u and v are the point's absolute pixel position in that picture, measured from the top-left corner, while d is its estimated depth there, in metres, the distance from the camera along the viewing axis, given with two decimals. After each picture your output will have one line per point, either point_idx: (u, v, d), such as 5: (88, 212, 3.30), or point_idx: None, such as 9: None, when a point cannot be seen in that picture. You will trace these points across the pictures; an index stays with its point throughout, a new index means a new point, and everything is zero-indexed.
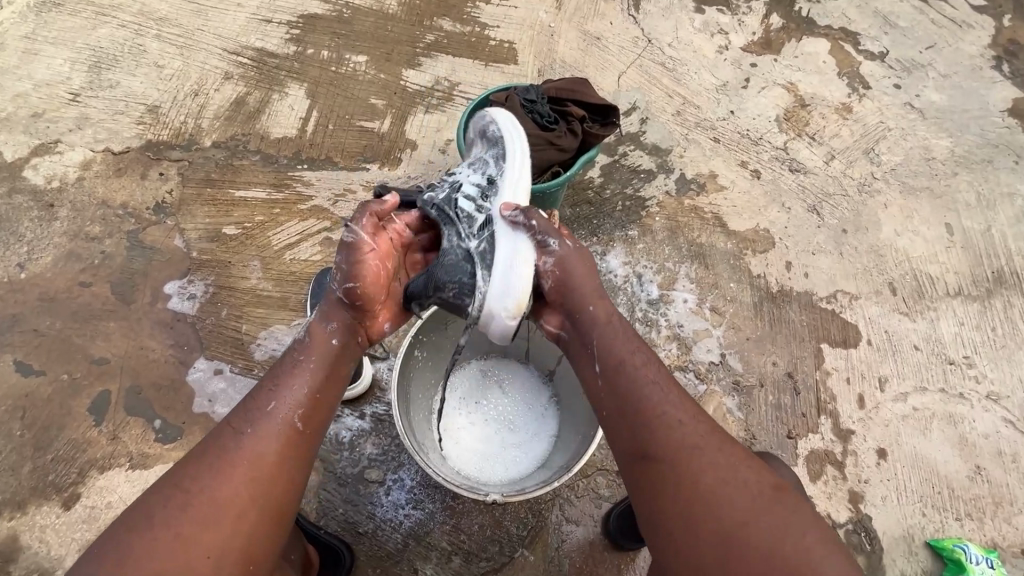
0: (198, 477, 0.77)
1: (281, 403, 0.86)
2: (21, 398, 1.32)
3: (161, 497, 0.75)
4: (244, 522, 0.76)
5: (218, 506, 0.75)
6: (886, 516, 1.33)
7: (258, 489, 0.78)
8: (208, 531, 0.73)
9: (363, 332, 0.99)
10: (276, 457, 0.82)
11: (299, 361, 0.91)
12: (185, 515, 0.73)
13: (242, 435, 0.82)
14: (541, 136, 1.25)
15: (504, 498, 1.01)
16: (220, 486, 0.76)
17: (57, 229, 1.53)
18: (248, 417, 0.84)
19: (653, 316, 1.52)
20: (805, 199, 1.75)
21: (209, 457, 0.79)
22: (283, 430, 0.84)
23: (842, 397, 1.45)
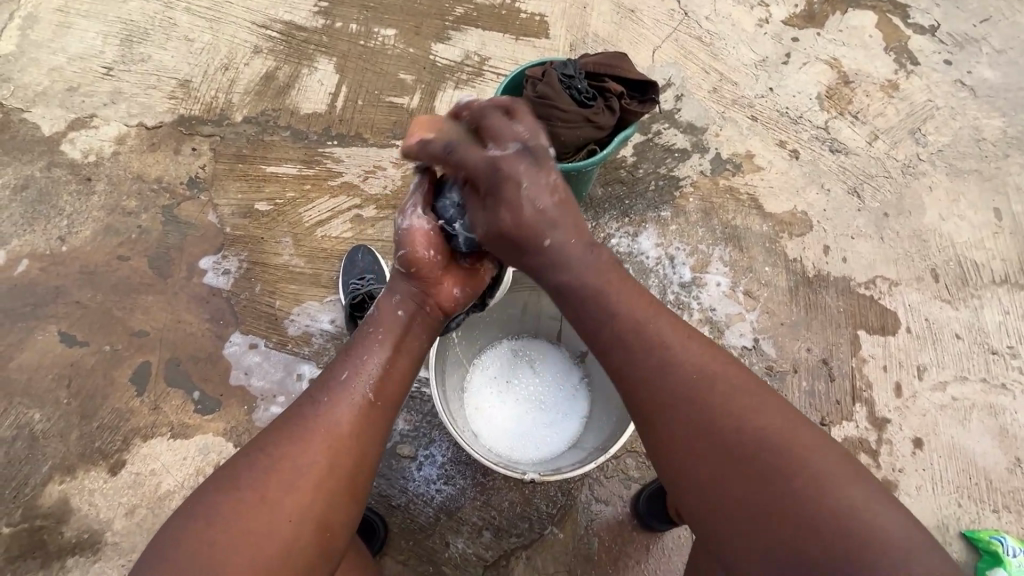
0: (279, 441, 0.74)
1: (356, 373, 0.82)
2: (67, 367, 1.36)
3: (242, 462, 0.72)
4: (321, 493, 0.72)
5: (295, 476, 0.71)
6: (921, 506, 1.30)
7: (336, 456, 0.74)
8: (287, 501, 0.69)
9: (431, 303, 0.94)
10: (349, 429, 0.77)
11: (373, 332, 0.88)
12: (266, 480, 0.70)
13: (319, 403, 0.78)
14: (578, 113, 1.22)
15: (541, 477, 1.00)
16: (297, 454, 0.73)
17: (96, 204, 1.56)
18: (322, 387, 0.80)
19: (685, 300, 1.50)
20: (846, 180, 1.69)
21: (290, 423, 0.76)
22: (355, 401, 0.79)
23: (878, 385, 1.42)
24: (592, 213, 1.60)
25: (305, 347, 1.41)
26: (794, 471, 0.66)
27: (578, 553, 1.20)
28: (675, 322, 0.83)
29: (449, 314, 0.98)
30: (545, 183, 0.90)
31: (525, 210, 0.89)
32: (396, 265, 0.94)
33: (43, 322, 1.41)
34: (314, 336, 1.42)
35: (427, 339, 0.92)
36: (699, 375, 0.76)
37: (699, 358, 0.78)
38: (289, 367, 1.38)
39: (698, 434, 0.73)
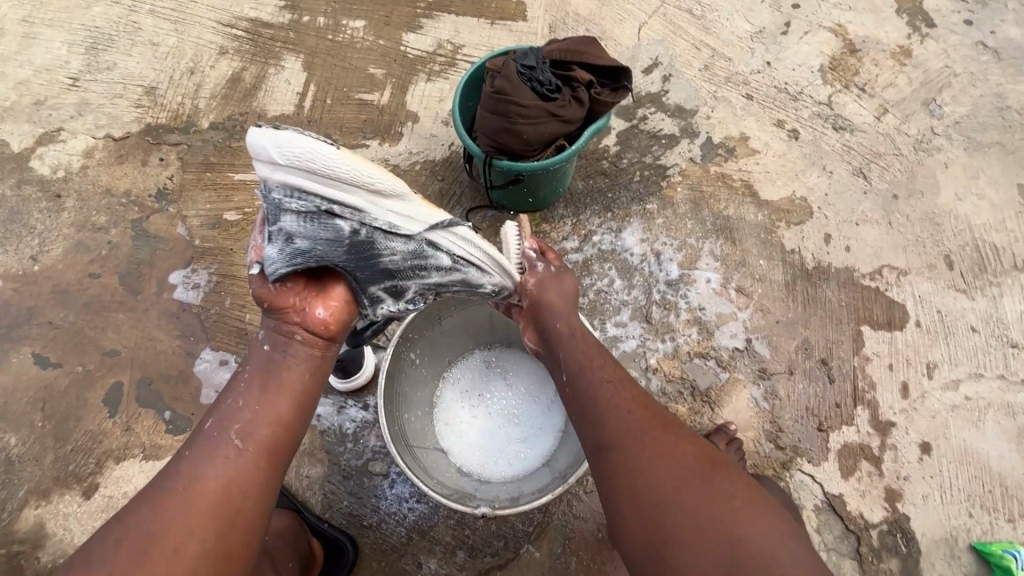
0: (138, 508, 0.74)
1: (228, 423, 0.82)
2: (41, 390, 1.35)
3: (101, 533, 0.73)
4: (178, 554, 0.71)
5: (155, 541, 0.71)
6: (928, 517, 1.21)
7: (199, 513, 0.74)
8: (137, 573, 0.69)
9: (298, 331, 0.90)
10: (215, 484, 0.77)
11: (242, 377, 0.87)
12: (121, 549, 0.70)
13: (184, 462, 0.79)
14: (540, 108, 1.12)
15: (493, 511, 0.95)
16: (154, 518, 0.73)
17: (66, 221, 1.54)
18: (191, 444, 0.81)
19: (672, 299, 1.40)
20: (851, 161, 1.56)
21: (155, 487, 0.77)
22: (221, 453, 0.79)
23: (883, 385, 1.31)
24: (572, 208, 1.50)
25: None
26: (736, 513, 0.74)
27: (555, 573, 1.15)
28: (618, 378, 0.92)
29: (328, 340, 0.93)
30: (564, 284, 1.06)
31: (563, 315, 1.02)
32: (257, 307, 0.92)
33: (17, 344, 1.40)
34: None
35: (301, 369, 0.89)
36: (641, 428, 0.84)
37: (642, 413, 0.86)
38: None
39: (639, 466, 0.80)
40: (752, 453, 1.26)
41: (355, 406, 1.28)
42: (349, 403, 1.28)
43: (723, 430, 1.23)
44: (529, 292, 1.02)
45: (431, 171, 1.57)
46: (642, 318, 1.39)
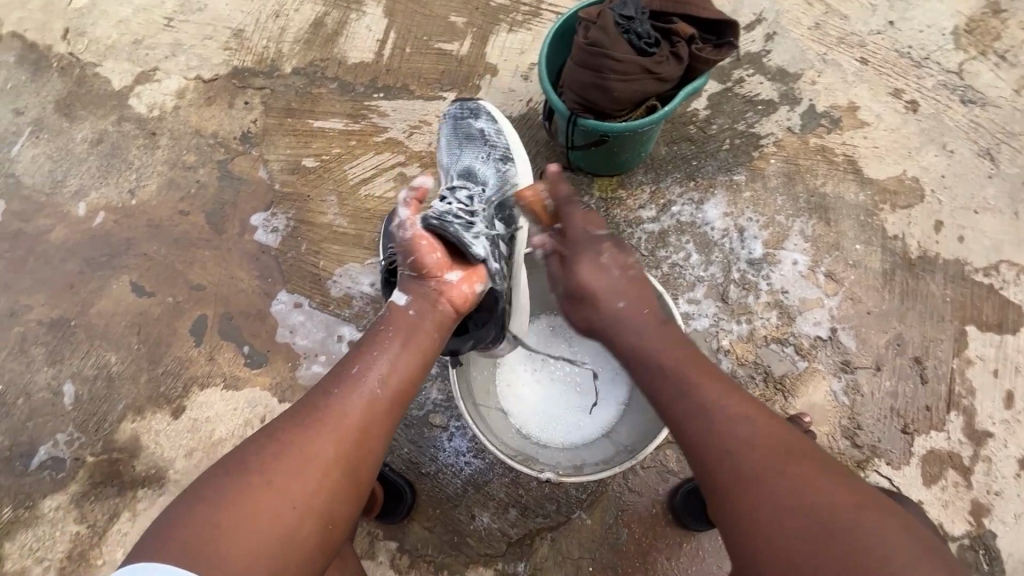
0: (289, 430, 0.75)
1: (374, 368, 0.81)
2: (137, 315, 1.46)
3: (257, 446, 0.73)
4: (321, 488, 0.72)
5: (302, 473, 0.71)
6: (1018, 537, 1.10)
7: (341, 449, 0.74)
8: (281, 504, 0.69)
9: (440, 297, 0.89)
10: (356, 429, 0.76)
11: (388, 328, 0.85)
12: (275, 464, 0.71)
13: (332, 395, 0.78)
14: (636, 64, 1.05)
15: (558, 478, 0.95)
16: (307, 444, 0.73)
17: (159, 158, 1.62)
18: (335, 384, 0.79)
19: (752, 278, 1.32)
20: (977, 140, 1.38)
21: (305, 411, 0.77)
22: (366, 394, 0.78)
23: (984, 392, 1.20)
24: (653, 174, 1.42)
25: (346, 309, 1.42)
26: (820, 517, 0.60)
27: (605, 542, 1.15)
28: (709, 373, 0.78)
29: (460, 313, 0.92)
30: (621, 263, 0.97)
31: (601, 287, 0.94)
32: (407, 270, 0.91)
33: (117, 272, 1.51)
34: (354, 299, 1.43)
35: (438, 331, 0.88)
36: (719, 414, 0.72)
37: (722, 398, 0.74)
38: (330, 327, 1.41)
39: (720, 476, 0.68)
40: (824, 448, 1.19)
41: None
42: None
43: (796, 421, 1.17)
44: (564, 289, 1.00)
45: None
46: (717, 297, 1.32)
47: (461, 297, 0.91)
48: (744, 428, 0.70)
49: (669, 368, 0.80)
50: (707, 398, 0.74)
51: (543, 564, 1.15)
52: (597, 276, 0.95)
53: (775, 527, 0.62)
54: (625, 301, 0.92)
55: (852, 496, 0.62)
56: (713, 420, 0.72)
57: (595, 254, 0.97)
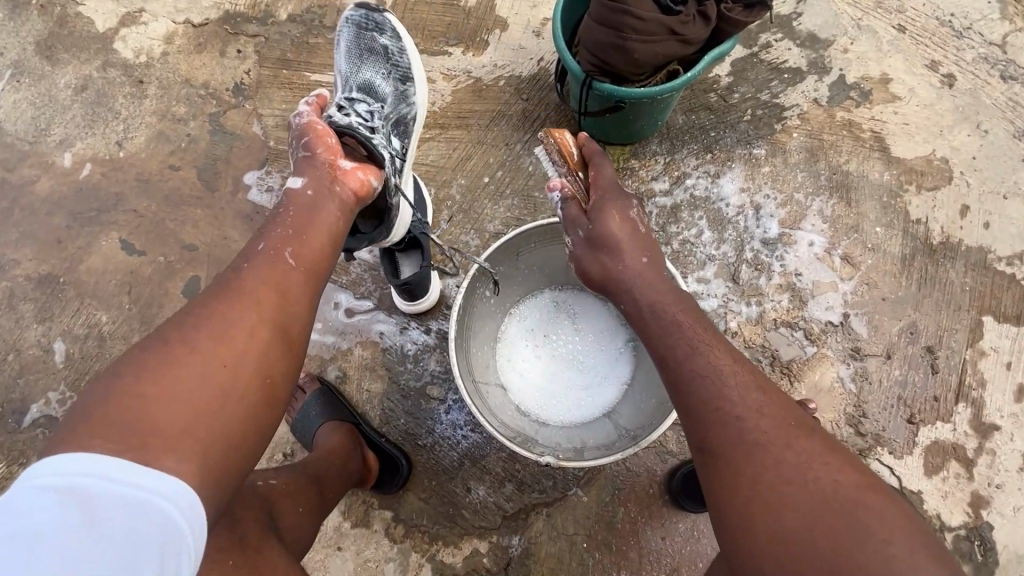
0: (200, 309, 0.72)
1: (278, 245, 0.80)
2: (128, 274, 1.41)
3: (169, 331, 0.70)
4: (247, 352, 0.71)
5: (223, 343, 0.70)
6: (1015, 530, 1.10)
7: (260, 311, 0.74)
8: (204, 367, 0.68)
9: (337, 181, 0.89)
10: (265, 298, 0.75)
11: (283, 213, 0.83)
12: (194, 336, 0.70)
13: (241, 270, 0.77)
14: (659, 23, 0.96)
15: (558, 463, 0.91)
16: (226, 315, 0.72)
17: (148, 108, 1.53)
18: (240, 263, 0.78)
19: (765, 259, 1.27)
20: (1014, 120, 1.30)
21: (217, 291, 0.74)
22: (276, 259, 0.78)
23: (995, 384, 1.17)
24: (668, 144, 1.34)
25: (342, 275, 1.35)
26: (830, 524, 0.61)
27: (600, 520, 1.14)
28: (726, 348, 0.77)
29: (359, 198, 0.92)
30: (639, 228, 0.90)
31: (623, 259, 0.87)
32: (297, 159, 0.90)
33: (106, 228, 1.46)
34: (351, 265, 1.35)
35: (339, 211, 0.87)
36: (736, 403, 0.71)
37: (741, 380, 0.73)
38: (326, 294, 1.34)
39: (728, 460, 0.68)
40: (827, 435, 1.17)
41: (418, 329, 1.30)
42: (412, 325, 1.30)
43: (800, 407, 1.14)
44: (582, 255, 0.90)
45: (516, 88, 1.43)
46: (727, 277, 1.27)
47: (356, 182, 0.91)
48: (761, 423, 0.69)
49: (683, 334, 0.78)
50: (714, 362, 0.74)
51: (537, 539, 1.15)
52: (615, 237, 0.88)
53: (778, 516, 0.62)
54: (647, 257, 0.88)
55: (853, 476, 0.65)
56: (725, 406, 0.71)
57: (615, 214, 0.89)
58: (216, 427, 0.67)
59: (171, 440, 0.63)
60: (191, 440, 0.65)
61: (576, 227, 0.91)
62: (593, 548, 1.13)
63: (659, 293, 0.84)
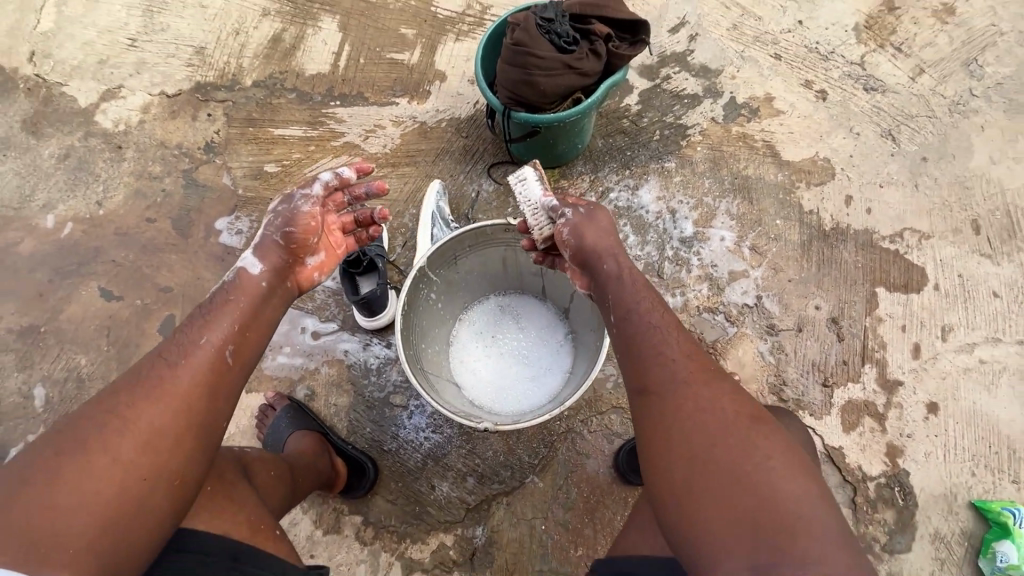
0: (129, 406, 0.78)
1: (218, 337, 0.87)
2: (106, 318, 1.51)
3: (92, 427, 0.75)
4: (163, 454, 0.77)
5: (144, 437, 0.76)
6: (929, 473, 1.21)
7: (179, 408, 0.80)
8: (117, 466, 0.74)
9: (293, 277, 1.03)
10: (193, 397, 0.82)
11: (231, 297, 0.93)
12: (114, 439, 0.75)
13: (171, 368, 0.83)
14: (557, 60, 1.17)
15: (494, 428, 1.02)
16: (153, 414, 0.78)
17: (126, 170, 1.69)
18: (177, 348, 0.85)
19: (685, 255, 1.43)
20: (880, 122, 1.53)
21: (144, 384, 0.80)
22: (205, 355, 0.85)
23: (894, 345, 1.32)
24: (591, 165, 1.54)
25: (308, 301, 1.47)
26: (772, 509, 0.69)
27: (555, 502, 1.23)
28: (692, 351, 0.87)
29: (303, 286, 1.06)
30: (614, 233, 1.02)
31: (602, 253, 0.99)
32: (276, 236, 0.99)
33: (86, 279, 1.57)
34: (316, 292, 1.48)
35: (275, 305, 0.98)
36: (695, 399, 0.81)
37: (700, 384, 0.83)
38: (293, 320, 1.46)
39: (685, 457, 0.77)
40: None
41: (380, 343, 1.42)
42: (374, 340, 1.42)
43: None
44: (568, 242, 1.01)
45: (456, 128, 1.62)
46: (653, 274, 1.43)
47: (306, 281, 1.06)
48: (718, 422, 0.78)
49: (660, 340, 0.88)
50: (681, 369, 0.84)
51: (499, 526, 1.22)
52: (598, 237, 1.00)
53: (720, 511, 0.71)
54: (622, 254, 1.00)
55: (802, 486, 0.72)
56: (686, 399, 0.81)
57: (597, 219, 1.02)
58: (115, 539, 0.70)
59: (69, 557, 0.67)
60: (80, 548, 0.68)
61: (568, 220, 1.01)
62: (551, 530, 1.21)
63: (635, 292, 0.94)
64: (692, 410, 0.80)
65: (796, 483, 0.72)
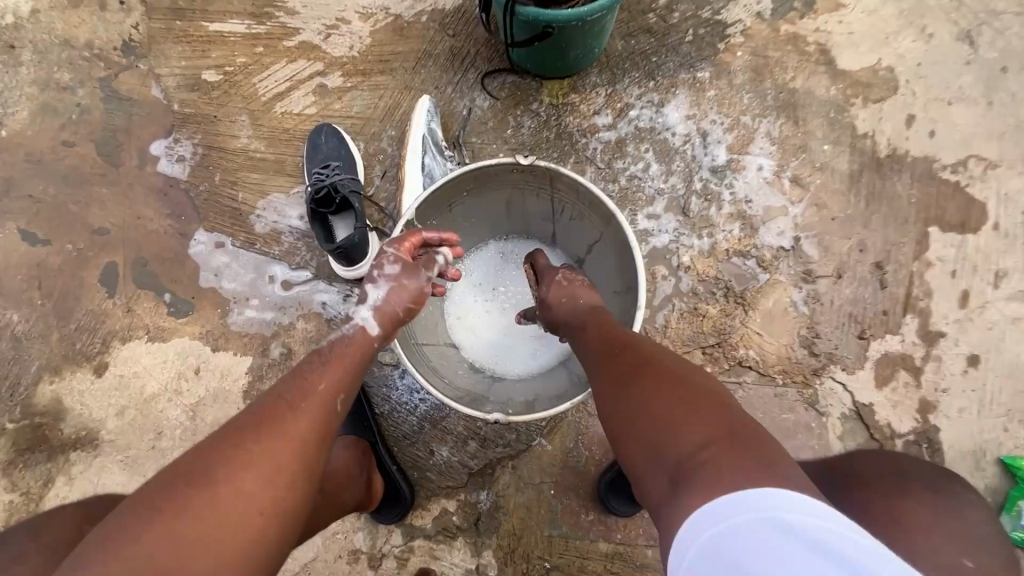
0: (250, 438, 0.62)
1: (330, 386, 0.72)
2: (34, 267, 1.28)
3: (213, 459, 0.60)
4: (281, 505, 0.60)
5: (264, 484, 0.60)
6: (960, 429, 1.14)
7: (302, 449, 0.65)
8: (233, 516, 0.57)
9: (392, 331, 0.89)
10: (307, 451, 0.65)
11: (350, 345, 0.78)
12: (237, 476, 0.59)
13: (297, 402, 0.68)
14: None
15: (505, 420, 0.88)
16: (272, 455, 0.62)
17: (25, 77, 1.34)
18: (292, 389, 0.70)
19: (715, 188, 1.23)
20: (958, 20, 1.26)
21: (267, 417, 0.65)
22: (327, 395, 0.71)
23: (940, 293, 1.18)
24: (608, 74, 1.26)
25: (274, 247, 1.26)
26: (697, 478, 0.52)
27: (565, 466, 1.13)
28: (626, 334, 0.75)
29: None
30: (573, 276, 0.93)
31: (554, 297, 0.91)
32: (397, 306, 0.83)
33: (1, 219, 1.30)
34: (283, 235, 1.27)
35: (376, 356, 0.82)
36: (620, 383, 0.67)
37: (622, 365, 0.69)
38: (259, 268, 1.26)
39: (630, 447, 0.61)
40: (785, 360, 1.17)
41: (362, 296, 1.23)
42: (355, 293, 1.24)
43: None
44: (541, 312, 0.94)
45: (440, 23, 1.30)
46: (678, 211, 1.23)
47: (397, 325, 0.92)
48: (643, 405, 0.62)
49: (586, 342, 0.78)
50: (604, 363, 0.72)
51: (505, 492, 1.13)
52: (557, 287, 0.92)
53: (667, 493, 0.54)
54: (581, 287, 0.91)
55: (723, 448, 0.53)
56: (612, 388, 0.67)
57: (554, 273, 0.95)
58: None
59: None
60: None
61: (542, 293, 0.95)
62: (561, 495, 1.13)
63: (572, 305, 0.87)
64: (616, 391, 0.67)
65: (702, 416, 0.57)
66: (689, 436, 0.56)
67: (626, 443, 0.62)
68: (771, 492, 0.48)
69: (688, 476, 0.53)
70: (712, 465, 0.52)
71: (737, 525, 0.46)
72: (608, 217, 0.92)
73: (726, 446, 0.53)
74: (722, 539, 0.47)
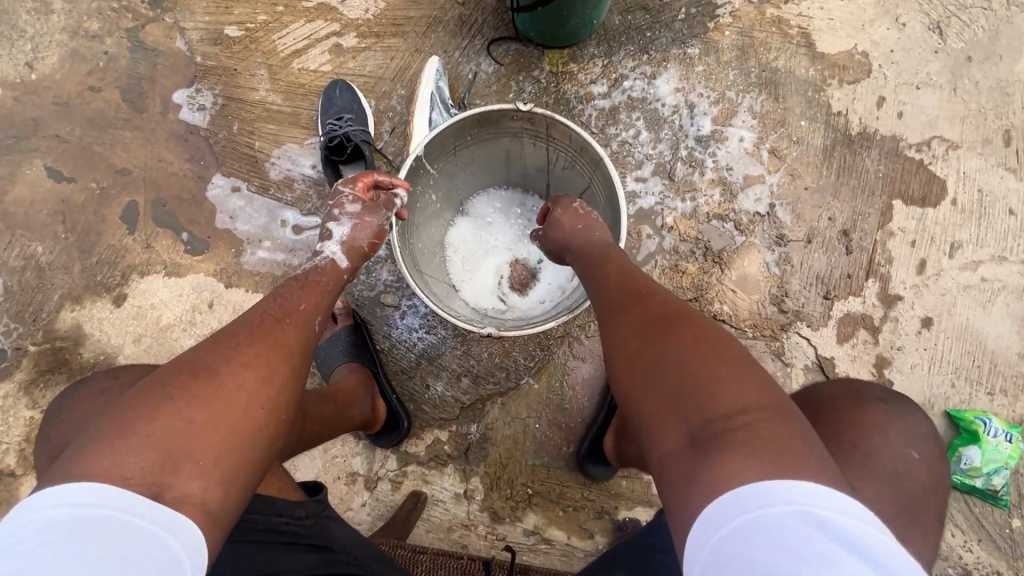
0: (239, 339, 0.73)
1: (310, 306, 0.83)
2: (60, 202, 1.36)
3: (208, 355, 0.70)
4: (276, 390, 0.71)
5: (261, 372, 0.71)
6: (910, 383, 1.25)
7: (288, 350, 0.76)
8: (238, 393, 0.68)
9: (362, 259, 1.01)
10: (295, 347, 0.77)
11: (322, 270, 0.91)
12: (235, 366, 0.70)
13: (280, 316, 0.79)
14: None
15: (498, 332, 0.96)
16: (263, 351, 0.73)
17: (56, 24, 1.42)
18: (278, 303, 0.81)
19: (699, 156, 1.33)
20: (930, 12, 1.36)
21: (254, 328, 0.75)
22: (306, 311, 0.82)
23: (900, 260, 1.29)
24: (605, 46, 1.36)
25: (287, 193, 1.35)
26: (727, 428, 0.58)
27: (549, 403, 1.23)
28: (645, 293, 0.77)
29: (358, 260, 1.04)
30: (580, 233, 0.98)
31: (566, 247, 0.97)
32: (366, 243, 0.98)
33: (29, 156, 1.38)
34: (296, 182, 1.36)
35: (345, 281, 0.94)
36: (643, 342, 0.69)
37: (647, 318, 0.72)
38: (273, 213, 1.35)
39: (653, 413, 0.64)
40: (755, 315, 1.27)
41: None
42: None
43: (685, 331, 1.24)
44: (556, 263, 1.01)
45: None
46: (664, 175, 1.32)
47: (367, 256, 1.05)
48: (669, 356, 0.65)
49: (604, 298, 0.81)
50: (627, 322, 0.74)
51: (494, 424, 1.23)
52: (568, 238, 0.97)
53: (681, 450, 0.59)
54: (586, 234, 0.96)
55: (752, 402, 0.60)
56: (634, 346, 0.70)
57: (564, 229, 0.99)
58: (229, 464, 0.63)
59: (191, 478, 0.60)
60: (208, 474, 0.61)
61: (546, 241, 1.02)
62: (544, 429, 1.23)
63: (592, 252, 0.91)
64: (637, 347, 0.70)
65: (736, 381, 0.61)
66: (723, 391, 0.60)
67: (649, 402, 0.65)
68: (795, 462, 0.54)
69: (716, 440, 0.57)
70: (741, 421, 0.58)
71: (752, 520, 0.50)
72: (596, 160, 1.02)
73: (774, 417, 0.58)
74: (745, 528, 0.50)
